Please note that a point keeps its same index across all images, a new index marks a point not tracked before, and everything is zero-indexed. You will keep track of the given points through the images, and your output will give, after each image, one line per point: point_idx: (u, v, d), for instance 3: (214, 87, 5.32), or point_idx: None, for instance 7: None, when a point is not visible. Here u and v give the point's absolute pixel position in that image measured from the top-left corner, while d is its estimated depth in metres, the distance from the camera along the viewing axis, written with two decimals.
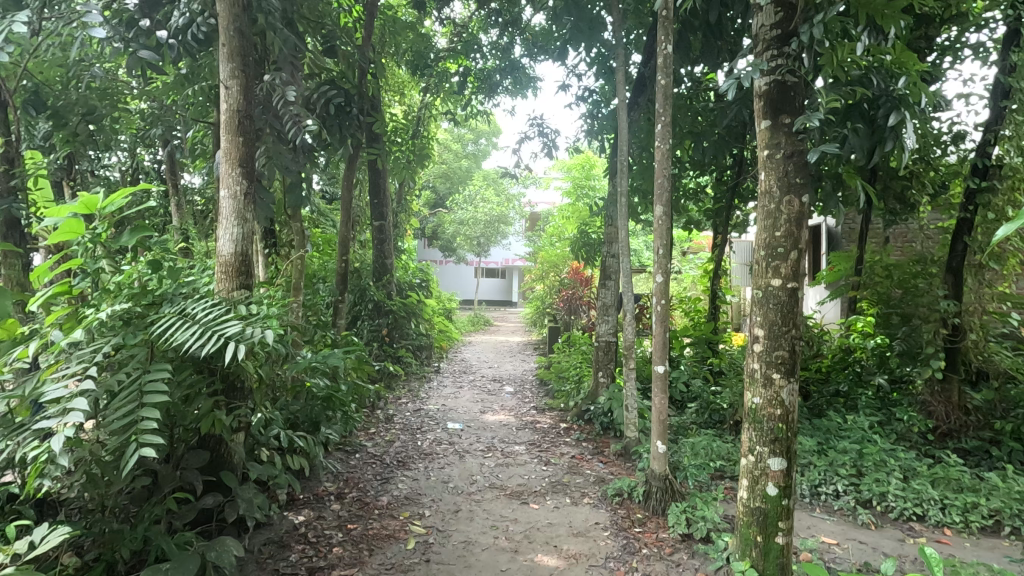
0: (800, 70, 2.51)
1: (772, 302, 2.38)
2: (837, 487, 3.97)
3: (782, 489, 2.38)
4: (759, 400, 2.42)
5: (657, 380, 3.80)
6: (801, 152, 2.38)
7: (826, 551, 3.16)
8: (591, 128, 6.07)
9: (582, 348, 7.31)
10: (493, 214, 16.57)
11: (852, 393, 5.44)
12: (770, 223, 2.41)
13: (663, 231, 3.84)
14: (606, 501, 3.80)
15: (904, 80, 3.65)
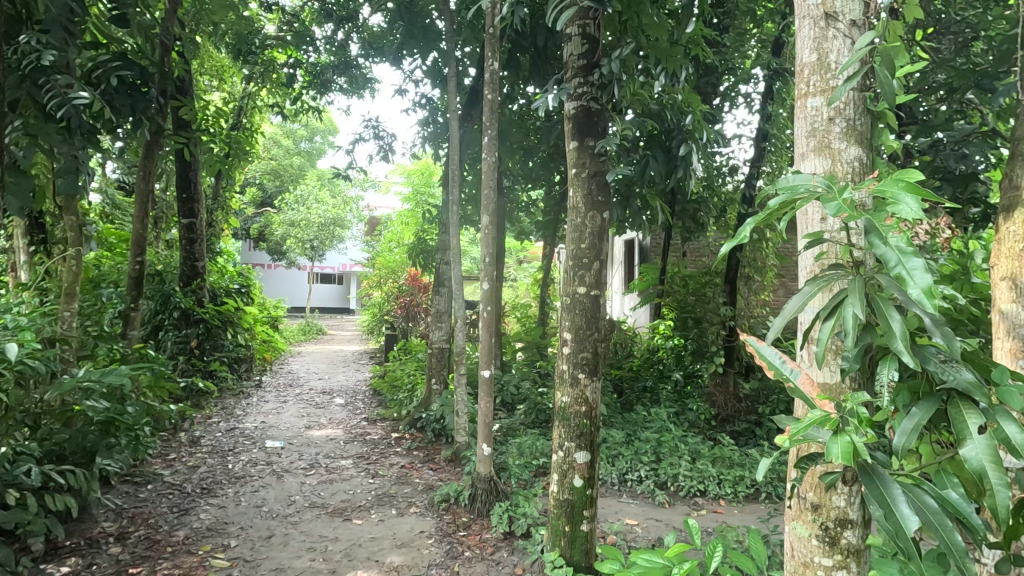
0: (603, 99, 2.80)
1: (579, 308, 2.61)
2: (640, 473, 4.45)
3: (586, 479, 2.60)
4: (567, 398, 2.62)
5: (483, 385, 3.89)
6: (603, 172, 2.65)
7: (629, 532, 3.53)
8: (427, 135, 6.09)
9: (418, 356, 7.28)
10: (328, 217, 15.74)
11: (656, 388, 6.17)
12: (577, 235, 2.64)
13: (490, 239, 3.96)
14: (432, 509, 3.80)
15: (692, 118, 4.28)
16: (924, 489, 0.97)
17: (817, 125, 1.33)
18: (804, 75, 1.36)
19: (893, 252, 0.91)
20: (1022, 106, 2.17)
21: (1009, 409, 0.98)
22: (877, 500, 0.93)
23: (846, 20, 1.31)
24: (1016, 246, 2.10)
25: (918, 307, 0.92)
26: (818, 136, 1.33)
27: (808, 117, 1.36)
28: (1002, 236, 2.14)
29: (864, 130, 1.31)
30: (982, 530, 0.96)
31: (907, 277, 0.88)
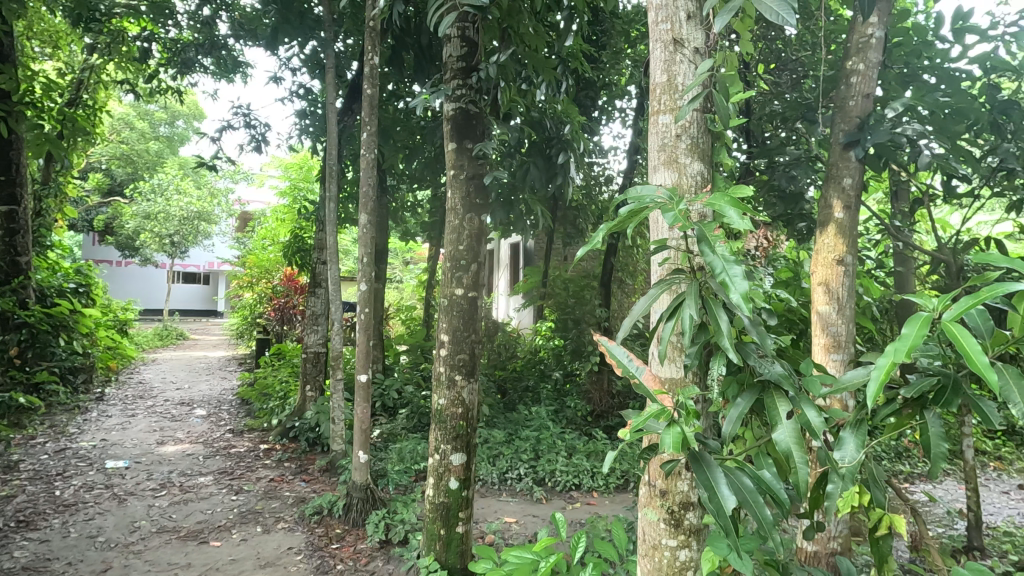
0: (482, 103, 2.83)
1: (456, 309, 2.61)
2: (520, 471, 4.56)
3: (462, 481, 2.60)
4: (444, 401, 2.61)
5: (361, 390, 3.74)
6: (481, 175, 2.68)
7: (507, 530, 3.59)
8: (304, 127, 5.76)
9: (293, 361, 6.86)
10: (192, 210, 14.27)
11: (537, 387, 6.36)
12: (455, 237, 2.64)
13: (369, 239, 3.83)
14: (303, 522, 3.58)
15: (570, 127, 4.48)
16: (741, 470, 1.08)
17: (666, 140, 1.45)
18: (656, 94, 1.48)
19: (718, 258, 1.01)
20: (834, 137, 2.54)
21: (808, 396, 1.13)
22: (701, 483, 1.02)
23: (691, 47, 1.44)
24: (829, 256, 2.44)
25: (739, 309, 1.04)
26: (667, 151, 1.45)
27: (659, 133, 1.47)
28: (820, 248, 2.49)
29: (705, 147, 1.45)
30: (788, 503, 1.10)
31: (728, 281, 0.98)
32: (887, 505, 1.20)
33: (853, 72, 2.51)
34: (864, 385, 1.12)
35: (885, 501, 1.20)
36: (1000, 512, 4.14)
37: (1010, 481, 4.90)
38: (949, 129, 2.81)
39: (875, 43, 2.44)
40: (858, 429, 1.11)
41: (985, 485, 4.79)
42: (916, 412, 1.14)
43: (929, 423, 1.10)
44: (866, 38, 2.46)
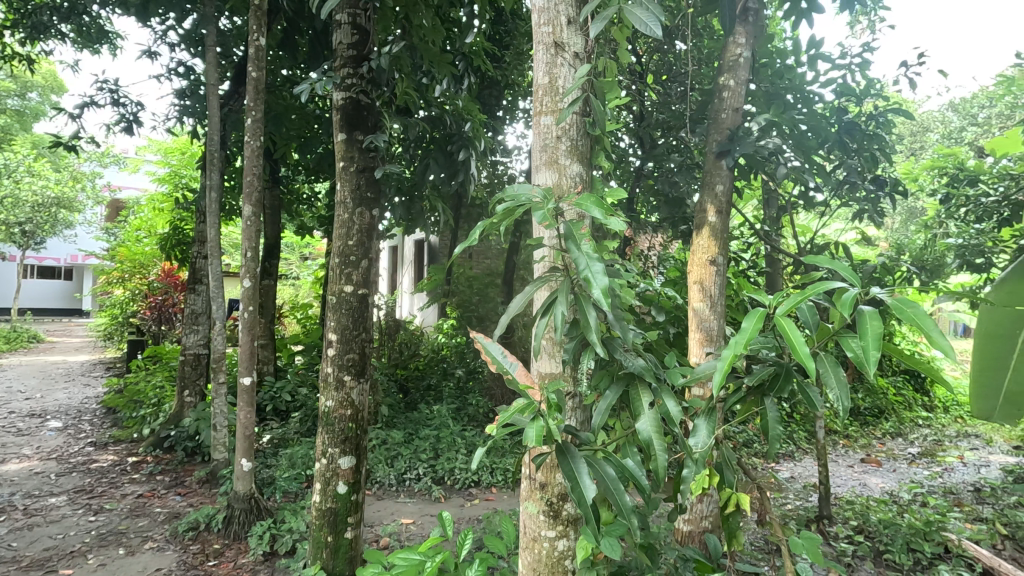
0: (373, 94, 2.74)
1: (345, 307, 2.51)
2: (418, 471, 4.49)
3: (351, 485, 2.51)
4: (331, 403, 2.50)
5: (244, 394, 3.48)
6: (372, 169, 2.60)
7: (403, 532, 3.52)
8: (183, 109, 5.26)
9: (171, 365, 6.26)
10: (49, 196, 12.59)
11: (440, 385, 6.30)
12: (344, 232, 2.54)
13: (253, 232, 3.57)
14: (175, 540, 3.28)
15: (471, 125, 4.46)
16: (604, 460, 1.13)
17: (547, 141, 1.48)
18: (538, 95, 1.50)
19: (584, 256, 1.05)
20: (710, 147, 2.74)
21: (668, 387, 1.21)
22: (565, 473, 1.06)
23: (571, 51, 1.49)
24: (703, 257, 2.64)
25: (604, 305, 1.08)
26: (548, 151, 1.48)
27: (541, 133, 1.50)
28: (695, 249, 2.68)
29: (585, 150, 1.50)
30: (648, 489, 1.16)
31: (592, 278, 1.01)
32: (735, 484, 1.31)
33: (725, 87, 2.73)
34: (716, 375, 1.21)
35: (735, 482, 1.31)
36: (846, 483, 4.73)
37: (855, 456, 5.60)
38: (805, 145, 3.14)
39: (744, 62, 2.67)
40: (710, 416, 1.20)
41: (835, 461, 5.44)
42: (758, 399, 1.26)
43: (767, 409, 1.22)
44: (736, 57, 2.68)
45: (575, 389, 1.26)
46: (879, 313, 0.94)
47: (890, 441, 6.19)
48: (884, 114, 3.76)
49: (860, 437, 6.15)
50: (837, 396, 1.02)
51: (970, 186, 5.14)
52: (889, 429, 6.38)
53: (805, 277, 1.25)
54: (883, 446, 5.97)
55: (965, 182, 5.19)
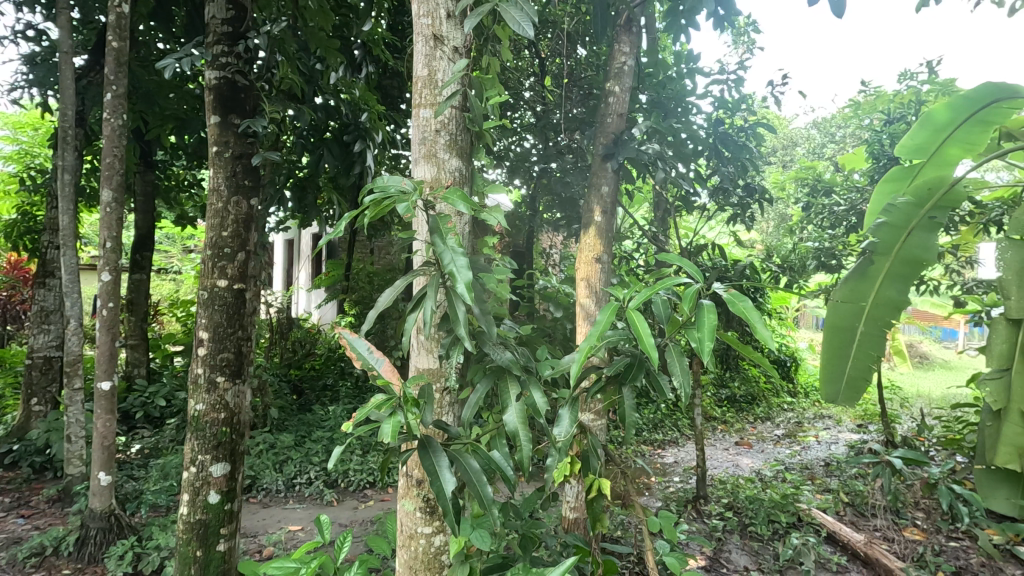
0: (252, 74, 2.56)
1: (218, 303, 2.33)
2: (309, 475, 4.29)
3: (224, 493, 2.34)
4: (202, 406, 2.31)
5: (103, 400, 3.12)
6: (250, 156, 2.43)
7: (290, 539, 3.35)
8: (31, 77, 4.61)
9: (18, 370, 5.49)
10: None
11: (337, 385, 6.06)
12: (218, 222, 2.36)
13: (114, 220, 3.21)
14: (13, 569, 2.88)
15: (367, 115, 4.31)
16: (469, 453, 1.14)
17: (426, 134, 1.47)
18: (417, 87, 1.48)
19: (449, 250, 1.05)
20: (598, 149, 2.85)
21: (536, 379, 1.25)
22: (426, 468, 1.05)
23: (450, 45, 1.48)
24: (589, 255, 2.75)
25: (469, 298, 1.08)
26: (427, 144, 1.47)
27: (421, 126, 1.48)
28: (583, 248, 2.78)
29: (464, 144, 1.50)
30: (515, 480, 1.19)
31: (455, 272, 1.02)
32: (598, 470, 1.39)
33: (611, 93, 2.86)
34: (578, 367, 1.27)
35: (598, 468, 1.39)
36: (721, 465, 5.17)
37: (730, 439, 6.14)
38: (684, 152, 3.37)
39: (628, 70, 2.81)
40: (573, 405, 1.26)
41: (714, 445, 5.93)
42: (617, 389, 1.33)
43: (624, 398, 1.30)
44: (621, 65, 2.81)
45: (448, 384, 1.26)
46: (714, 304, 1.09)
47: (760, 424, 6.85)
48: (753, 127, 4.13)
49: (735, 422, 6.75)
50: (681, 382, 1.21)
51: (825, 196, 5.80)
52: (760, 414, 7.06)
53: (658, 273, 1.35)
54: (754, 429, 6.60)
55: (822, 192, 5.84)
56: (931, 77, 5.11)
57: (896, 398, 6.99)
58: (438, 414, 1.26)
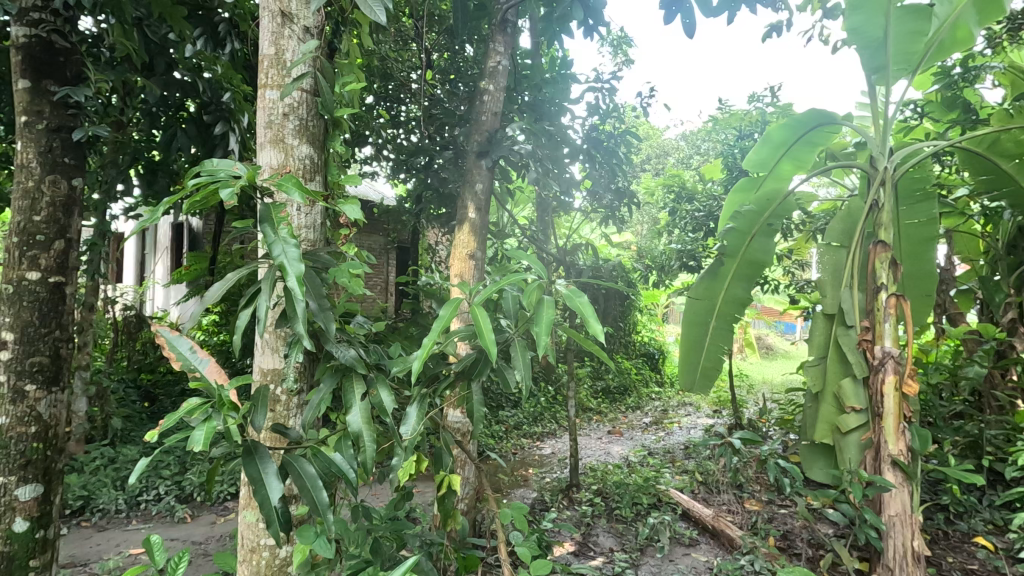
0: (75, 36, 2.23)
1: (27, 299, 2.01)
2: (159, 491, 3.86)
3: (36, 520, 2.01)
4: (4, 420, 1.97)
5: None
6: (71, 129, 2.12)
7: (128, 564, 2.98)
8: None
9: None
10: None
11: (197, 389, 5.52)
12: (28, 204, 2.03)
13: None
14: None
15: (230, 94, 3.95)
16: (304, 459, 1.09)
17: (273, 117, 1.37)
18: (263, 67, 1.38)
19: (279, 243, 1.00)
20: (473, 146, 2.85)
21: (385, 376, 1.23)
22: (250, 477, 0.99)
23: (301, 24, 1.39)
24: (463, 251, 2.74)
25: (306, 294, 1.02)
26: (273, 129, 1.37)
27: (266, 108, 1.38)
28: (457, 244, 2.77)
29: (316, 131, 1.43)
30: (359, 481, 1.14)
31: (286, 265, 0.97)
32: (450, 468, 1.41)
33: (485, 92, 2.89)
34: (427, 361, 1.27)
35: (450, 464, 1.41)
36: (594, 453, 5.46)
37: (603, 428, 6.51)
38: (556, 154, 3.48)
39: (502, 70, 2.85)
40: (420, 404, 1.28)
41: (588, 435, 6.25)
42: (466, 384, 1.35)
43: (472, 394, 1.34)
44: (496, 64, 2.85)
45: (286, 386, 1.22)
46: (552, 302, 1.22)
47: (631, 413, 7.35)
48: (622, 135, 4.40)
49: (609, 412, 7.18)
50: (522, 374, 1.34)
51: (688, 202, 6.34)
52: (630, 404, 7.57)
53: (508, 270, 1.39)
54: (625, 418, 7.06)
55: (686, 198, 6.37)
56: (773, 101, 5.77)
57: (743, 385, 7.85)
58: (285, 416, 1.28)
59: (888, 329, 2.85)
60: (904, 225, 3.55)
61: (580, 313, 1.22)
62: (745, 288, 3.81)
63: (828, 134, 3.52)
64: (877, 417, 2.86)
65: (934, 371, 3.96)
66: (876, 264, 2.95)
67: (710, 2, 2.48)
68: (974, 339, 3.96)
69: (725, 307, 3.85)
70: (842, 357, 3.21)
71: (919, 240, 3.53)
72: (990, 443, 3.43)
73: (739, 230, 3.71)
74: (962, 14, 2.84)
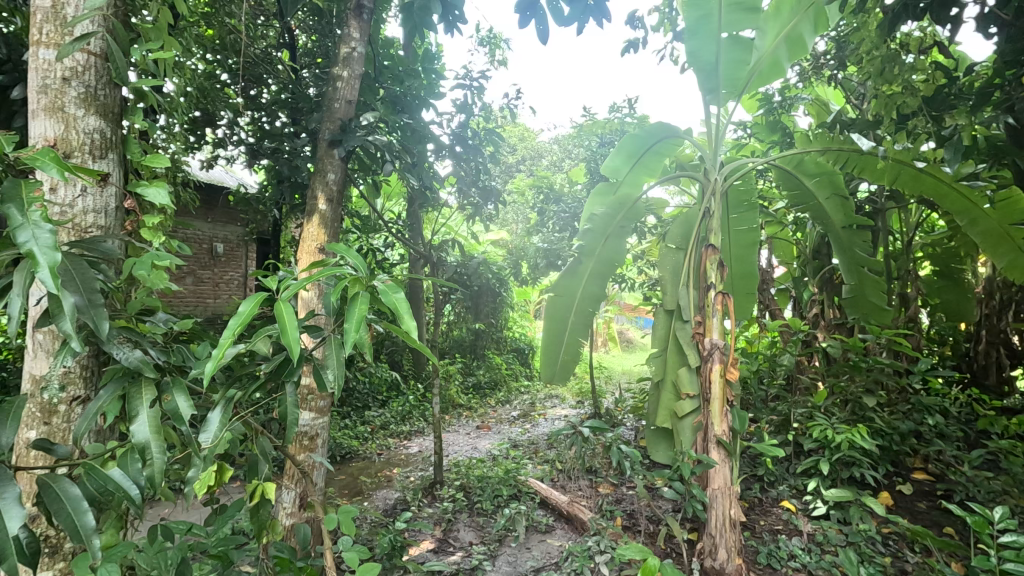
0: None
1: None
2: None
3: None
4: None
5: None
6: None
7: None
8: None
9: None
10: None
11: None
12: None
13: None
14: None
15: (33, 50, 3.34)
16: (65, 480, 1.08)
17: (49, 81, 1.38)
18: (36, 21, 1.39)
19: (28, 225, 0.96)
20: (325, 133, 2.70)
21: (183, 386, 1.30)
22: None
23: None
24: (312, 244, 2.59)
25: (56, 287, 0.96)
26: (49, 94, 1.39)
27: (40, 69, 1.39)
28: (305, 237, 2.61)
29: (108, 101, 1.48)
30: (139, 497, 1.16)
31: (34, 253, 0.94)
32: (266, 475, 1.52)
33: (339, 78, 2.77)
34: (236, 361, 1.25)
35: (265, 472, 1.53)
36: (462, 448, 5.51)
37: (472, 424, 6.59)
38: (416, 147, 3.42)
39: (357, 57, 2.74)
40: (226, 407, 1.34)
41: (457, 431, 6.28)
42: (277, 383, 1.37)
43: (287, 396, 1.40)
44: (349, 50, 2.74)
45: (79, 394, 1.36)
46: (366, 297, 1.22)
47: (500, 407, 7.51)
48: (488, 134, 4.47)
49: (479, 407, 7.28)
50: (335, 374, 1.34)
51: (555, 204, 6.62)
52: (500, 398, 7.74)
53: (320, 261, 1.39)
54: (494, 412, 7.21)
55: (552, 200, 6.65)
56: (631, 112, 6.20)
57: (603, 375, 8.42)
58: (62, 428, 1.34)
59: (716, 323, 3.18)
60: (733, 231, 4.00)
61: (394, 309, 1.21)
62: (599, 285, 4.05)
63: (671, 147, 3.84)
64: (706, 401, 3.16)
65: (754, 360, 4.53)
66: (707, 265, 3.29)
67: (562, 10, 2.58)
68: (787, 331, 4.59)
69: (583, 302, 4.07)
70: (679, 348, 3.55)
71: (745, 244, 4.00)
72: (796, 419, 3.92)
73: (594, 231, 3.92)
74: (777, 50, 3.24)
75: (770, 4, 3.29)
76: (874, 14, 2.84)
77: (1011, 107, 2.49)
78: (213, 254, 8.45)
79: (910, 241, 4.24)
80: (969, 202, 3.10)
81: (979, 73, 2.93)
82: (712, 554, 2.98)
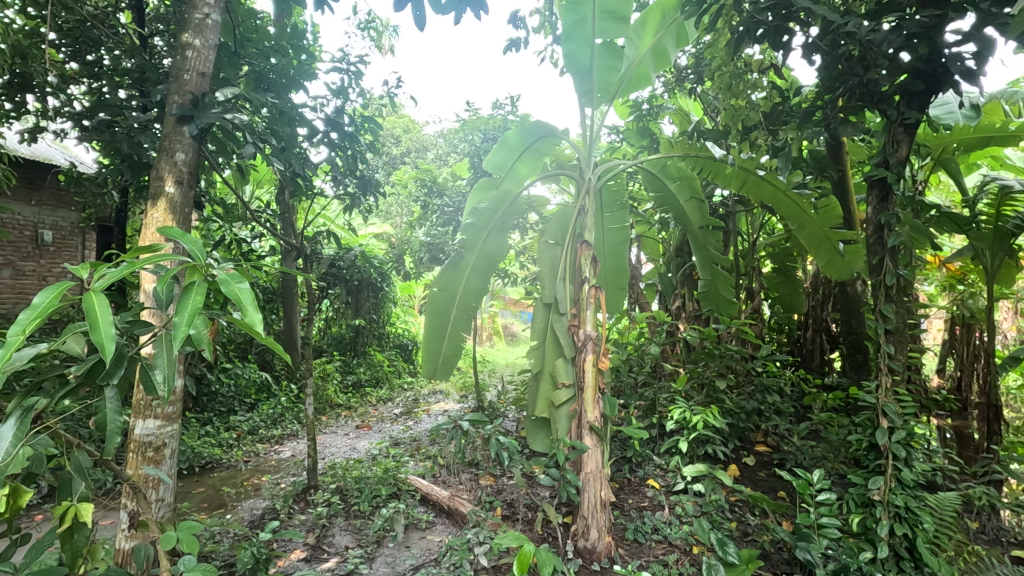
0: None
1: None
2: None
3: None
4: None
5: None
6: None
7: None
8: None
9: None
10: None
11: None
12: None
13: None
14: None
15: None
16: None
17: None
18: None
19: None
20: (174, 106, 2.42)
21: None
22: None
23: None
24: (157, 231, 2.30)
25: None
26: None
27: None
28: (148, 222, 2.32)
29: None
30: None
31: None
32: (82, 492, 1.36)
33: (189, 47, 2.49)
34: (28, 367, 1.15)
35: (83, 489, 1.38)
36: (339, 450, 5.26)
37: (350, 424, 6.32)
38: (284, 129, 3.19)
39: (211, 26, 2.52)
40: (21, 418, 1.22)
41: (334, 432, 6.00)
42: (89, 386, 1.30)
43: (107, 400, 1.34)
44: (203, 17, 2.50)
45: None
46: (203, 287, 1.20)
47: (381, 405, 7.28)
48: (365, 122, 4.28)
49: (358, 407, 7.00)
50: (164, 371, 1.29)
51: (437, 197, 6.56)
52: (381, 396, 7.50)
53: (146, 246, 1.31)
54: (375, 410, 6.99)
55: (435, 194, 6.57)
56: (513, 110, 6.30)
57: (486, 369, 8.51)
58: None
59: (589, 315, 3.29)
60: (607, 229, 4.23)
61: (236, 299, 1.20)
62: (480, 280, 4.07)
63: (550, 146, 3.94)
64: (580, 391, 3.27)
65: (624, 349, 4.84)
66: (581, 260, 3.41)
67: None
68: (653, 322, 4.95)
69: (464, 298, 4.07)
70: (556, 341, 3.68)
71: (617, 242, 4.24)
72: (660, 403, 4.25)
73: (476, 225, 3.92)
74: (644, 59, 3.46)
75: (638, 15, 3.49)
76: (724, 33, 3.15)
77: (827, 125, 2.89)
78: (39, 242, 7.26)
79: (754, 241, 4.79)
80: (798, 207, 3.57)
81: (804, 95, 3.38)
82: (585, 535, 3.13)
